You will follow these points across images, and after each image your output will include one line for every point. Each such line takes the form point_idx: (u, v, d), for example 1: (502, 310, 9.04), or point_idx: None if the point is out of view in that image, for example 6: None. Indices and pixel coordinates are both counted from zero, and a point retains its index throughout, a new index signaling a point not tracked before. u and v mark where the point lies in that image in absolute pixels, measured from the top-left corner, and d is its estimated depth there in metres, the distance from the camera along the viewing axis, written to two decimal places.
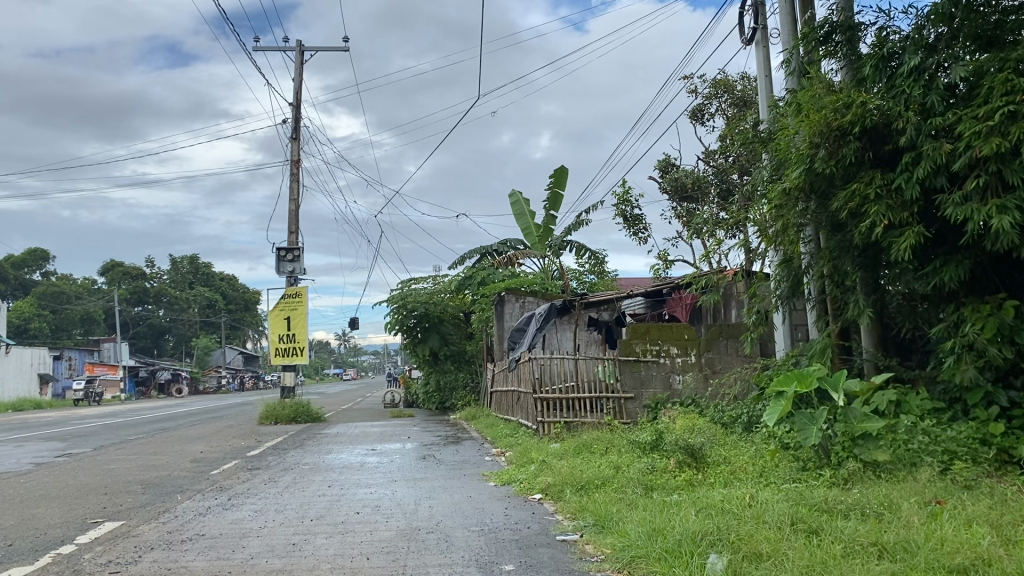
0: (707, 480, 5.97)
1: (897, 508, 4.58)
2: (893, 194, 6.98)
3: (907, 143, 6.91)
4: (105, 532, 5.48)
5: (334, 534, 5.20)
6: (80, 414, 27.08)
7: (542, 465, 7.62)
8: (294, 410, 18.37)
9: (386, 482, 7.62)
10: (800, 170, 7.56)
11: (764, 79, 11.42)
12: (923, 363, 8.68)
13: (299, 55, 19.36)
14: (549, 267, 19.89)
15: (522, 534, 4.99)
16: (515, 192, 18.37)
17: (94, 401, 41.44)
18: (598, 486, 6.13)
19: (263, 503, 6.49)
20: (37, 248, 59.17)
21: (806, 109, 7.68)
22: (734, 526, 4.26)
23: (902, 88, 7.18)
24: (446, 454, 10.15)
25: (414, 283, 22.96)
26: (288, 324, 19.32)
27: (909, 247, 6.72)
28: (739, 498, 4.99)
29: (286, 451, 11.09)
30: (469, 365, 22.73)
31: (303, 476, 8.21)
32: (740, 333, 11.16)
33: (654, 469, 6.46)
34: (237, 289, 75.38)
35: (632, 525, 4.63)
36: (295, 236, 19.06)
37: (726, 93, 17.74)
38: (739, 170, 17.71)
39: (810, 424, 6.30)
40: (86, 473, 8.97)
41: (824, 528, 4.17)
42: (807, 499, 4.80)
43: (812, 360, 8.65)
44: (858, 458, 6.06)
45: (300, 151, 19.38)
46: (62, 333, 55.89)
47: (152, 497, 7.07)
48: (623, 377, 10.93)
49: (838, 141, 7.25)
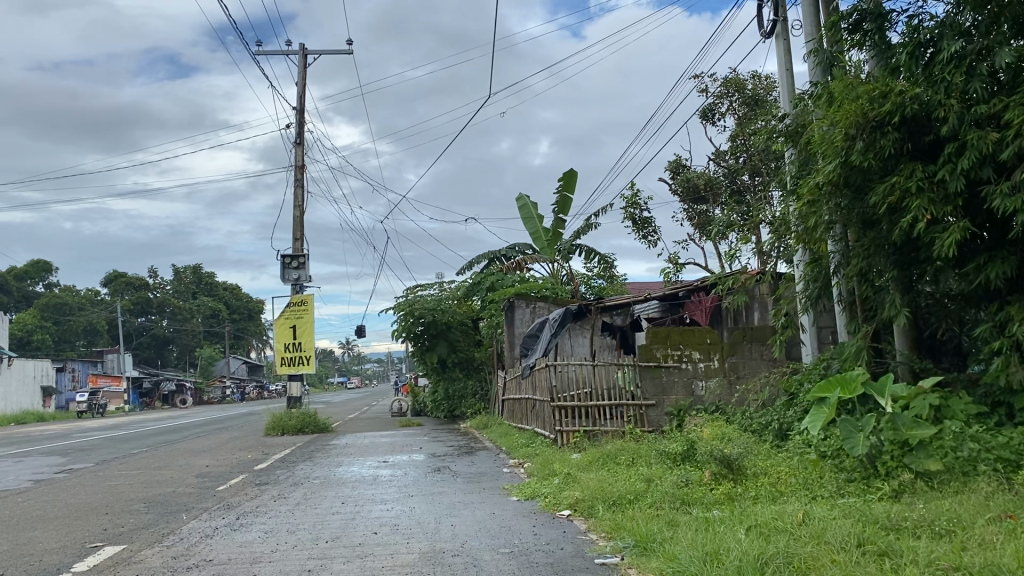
0: (748, 494, 5.57)
1: (969, 525, 4.19)
2: (935, 187, 6.59)
3: (949, 133, 6.54)
4: (105, 558, 5.10)
5: (353, 558, 4.82)
6: (82, 426, 26.94)
7: (566, 478, 7.20)
8: (301, 421, 18.01)
9: (403, 498, 7.24)
10: (835, 163, 7.17)
11: (786, 73, 11.06)
12: (959, 366, 8.30)
13: (302, 58, 19.06)
14: (558, 271, 19.52)
15: (556, 556, 4.61)
16: (522, 195, 18.05)
17: (98, 413, 41.10)
18: (631, 502, 5.73)
19: (274, 523, 6.13)
20: (40, 260, 59.08)
21: (838, 100, 7.31)
22: (793, 548, 3.90)
23: (941, 75, 6.78)
24: (461, 466, 9.78)
25: (420, 290, 22.58)
26: (294, 332, 18.95)
27: (954, 243, 6.35)
28: (791, 514, 4.62)
29: (295, 463, 10.71)
30: (478, 373, 22.50)
31: (313, 492, 7.81)
32: (767, 336, 10.80)
33: (689, 482, 6.06)
34: (240, 298, 75.14)
35: (680, 546, 4.24)
36: (300, 242, 18.72)
37: (736, 92, 17.29)
38: (751, 171, 17.28)
39: (856, 432, 5.92)
40: (86, 491, 8.60)
41: (897, 549, 3.81)
42: (868, 514, 4.45)
43: (844, 363, 8.25)
44: (909, 468, 5.69)
45: (304, 157, 19.05)
46: (65, 344, 55.63)
47: (155, 517, 6.70)
48: (643, 384, 10.53)
49: (875, 132, 6.87)
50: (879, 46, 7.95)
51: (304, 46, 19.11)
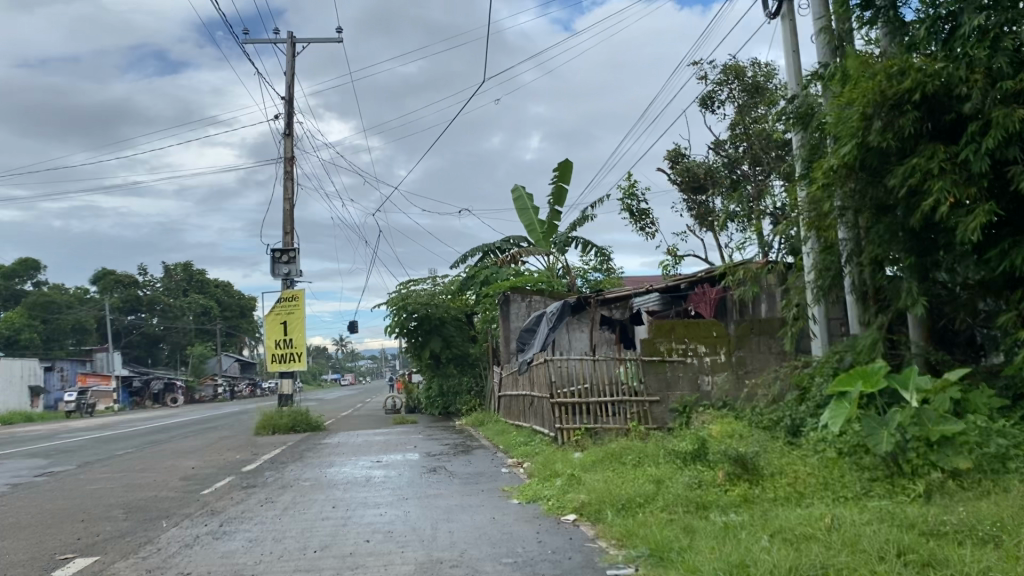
0: (766, 496, 5.22)
1: (1017, 529, 3.83)
2: (958, 168, 6.22)
3: (972, 110, 6.17)
4: (73, 573, 4.72)
5: (344, 570, 4.44)
6: (70, 425, 26.45)
7: (570, 479, 6.83)
8: (292, 419, 17.62)
9: (398, 501, 6.87)
10: (851, 145, 6.80)
11: (792, 55, 10.73)
12: (972, 358, 7.97)
13: (290, 48, 18.62)
14: (554, 264, 19.13)
15: (564, 567, 4.24)
16: (517, 186, 17.68)
17: (89, 411, 40.65)
18: (641, 505, 5.37)
19: (259, 530, 5.74)
20: (28, 258, 58.45)
21: (854, 78, 6.93)
22: (827, 557, 3.55)
23: (963, 50, 6.37)
24: (458, 465, 9.42)
25: (414, 284, 22.24)
26: (285, 328, 18.57)
27: (979, 227, 6.00)
28: (819, 519, 4.26)
29: (285, 464, 10.33)
30: (473, 369, 22.06)
31: (304, 495, 7.42)
32: (774, 329, 10.42)
33: (702, 484, 5.70)
34: (232, 295, 74.58)
35: (702, 556, 3.89)
36: (291, 237, 18.30)
37: (736, 80, 16.86)
38: (752, 160, 16.91)
39: (880, 428, 5.59)
40: (65, 495, 8.22)
41: (942, 558, 3.46)
42: (904, 518, 4.11)
43: (857, 356, 7.88)
44: (938, 467, 5.36)
45: (293, 149, 18.63)
46: (55, 343, 55.08)
47: (134, 524, 6.32)
48: (647, 379, 10.19)
49: (894, 112, 6.50)
50: (893, 23, 7.46)
51: (293, 36, 18.69)
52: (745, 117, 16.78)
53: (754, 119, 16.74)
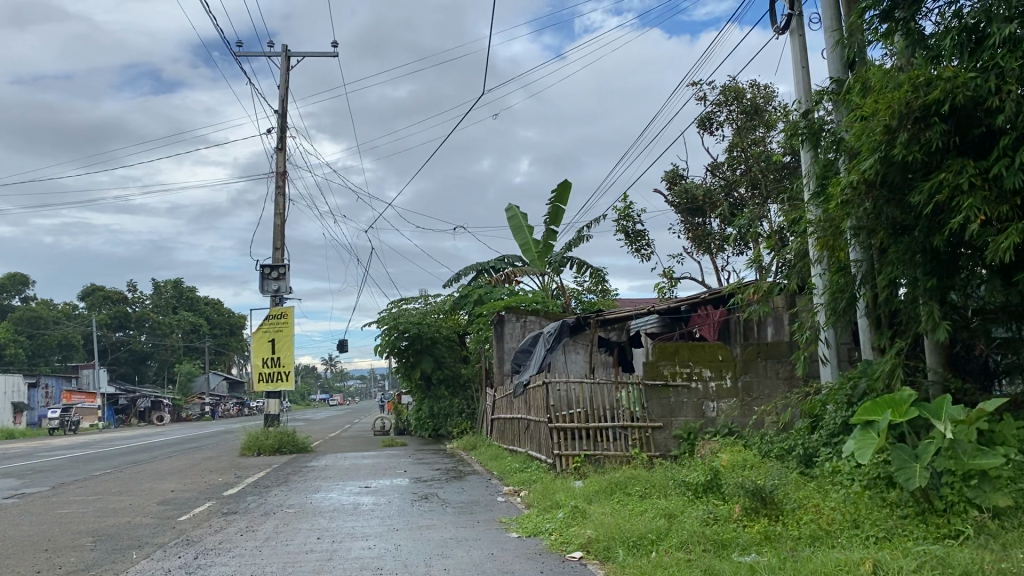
0: (790, 534, 4.81)
1: None
2: (988, 184, 5.88)
3: (1004, 123, 5.83)
4: None
5: None
6: (49, 443, 25.79)
7: (574, 511, 6.38)
8: (278, 440, 17.09)
9: (386, 532, 6.41)
10: (873, 159, 6.43)
11: (801, 71, 10.50)
12: (985, 386, 7.63)
13: (284, 60, 18.31)
14: (549, 284, 18.77)
15: None
16: (512, 206, 17.34)
17: (70, 429, 39.89)
18: (653, 543, 4.95)
19: (235, 564, 5.28)
20: (15, 273, 57.71)
21: (875, 90, 6.58)
22: None
23: (992, 61, 6.02)
24: (451, 494, 8.92)
25: (405, 303, 21.82)
26: (273, 347, 18.07)
27: (1011, 247, 5.61)
28: (857, 564, 3.85)
29: (268, 489, 9.85)
30: (465, 391, 21.59)
31: (286, 524, 6.95)
32: (783, 353, 10.01)
33: (719, 521, 5.26)
34: (222, 313, 73.94)
35: None
36: (281, 252, 17.87)
37: (735, 102, 16.61)
38: (749, 183, 16.56)
39: (912, 462, 5.18)
40: (32, 520, 7.70)
41: None
42: (954, 565, 3.71)
43: (873, 384, 7.42)
44: (975, 505, 4.97)
45: (285, 163, 18.25)
46: (39, 359, 54.18)
47: (103, 554, 5.85)
48: (649, 405, 9.87)
49: (919, 124, 6.17)
50: (913, 36, 7.12)
51: (287, 48, 18.39)
52: (743, 139, 16.51)
53: (752, 140, 16.50)
